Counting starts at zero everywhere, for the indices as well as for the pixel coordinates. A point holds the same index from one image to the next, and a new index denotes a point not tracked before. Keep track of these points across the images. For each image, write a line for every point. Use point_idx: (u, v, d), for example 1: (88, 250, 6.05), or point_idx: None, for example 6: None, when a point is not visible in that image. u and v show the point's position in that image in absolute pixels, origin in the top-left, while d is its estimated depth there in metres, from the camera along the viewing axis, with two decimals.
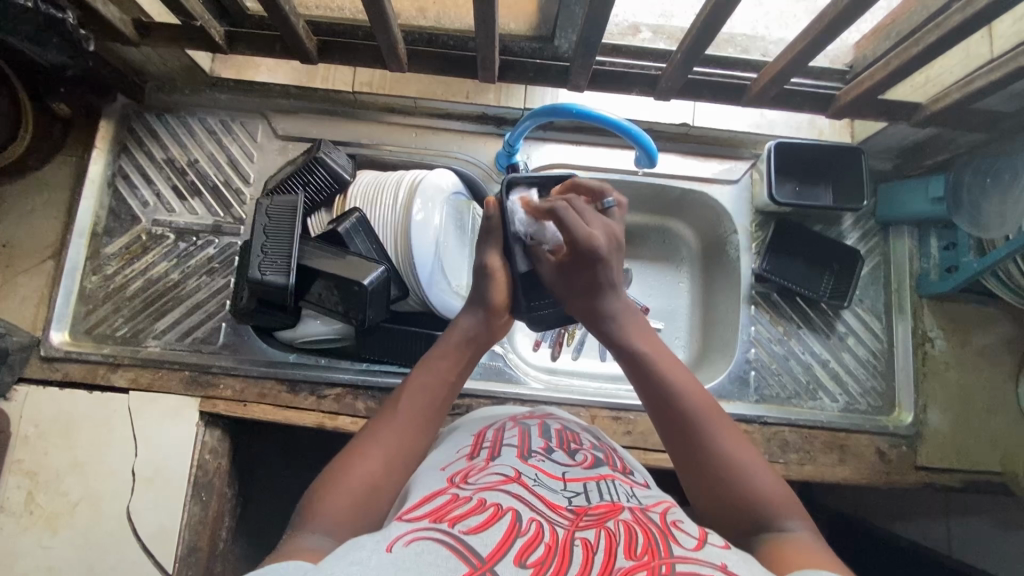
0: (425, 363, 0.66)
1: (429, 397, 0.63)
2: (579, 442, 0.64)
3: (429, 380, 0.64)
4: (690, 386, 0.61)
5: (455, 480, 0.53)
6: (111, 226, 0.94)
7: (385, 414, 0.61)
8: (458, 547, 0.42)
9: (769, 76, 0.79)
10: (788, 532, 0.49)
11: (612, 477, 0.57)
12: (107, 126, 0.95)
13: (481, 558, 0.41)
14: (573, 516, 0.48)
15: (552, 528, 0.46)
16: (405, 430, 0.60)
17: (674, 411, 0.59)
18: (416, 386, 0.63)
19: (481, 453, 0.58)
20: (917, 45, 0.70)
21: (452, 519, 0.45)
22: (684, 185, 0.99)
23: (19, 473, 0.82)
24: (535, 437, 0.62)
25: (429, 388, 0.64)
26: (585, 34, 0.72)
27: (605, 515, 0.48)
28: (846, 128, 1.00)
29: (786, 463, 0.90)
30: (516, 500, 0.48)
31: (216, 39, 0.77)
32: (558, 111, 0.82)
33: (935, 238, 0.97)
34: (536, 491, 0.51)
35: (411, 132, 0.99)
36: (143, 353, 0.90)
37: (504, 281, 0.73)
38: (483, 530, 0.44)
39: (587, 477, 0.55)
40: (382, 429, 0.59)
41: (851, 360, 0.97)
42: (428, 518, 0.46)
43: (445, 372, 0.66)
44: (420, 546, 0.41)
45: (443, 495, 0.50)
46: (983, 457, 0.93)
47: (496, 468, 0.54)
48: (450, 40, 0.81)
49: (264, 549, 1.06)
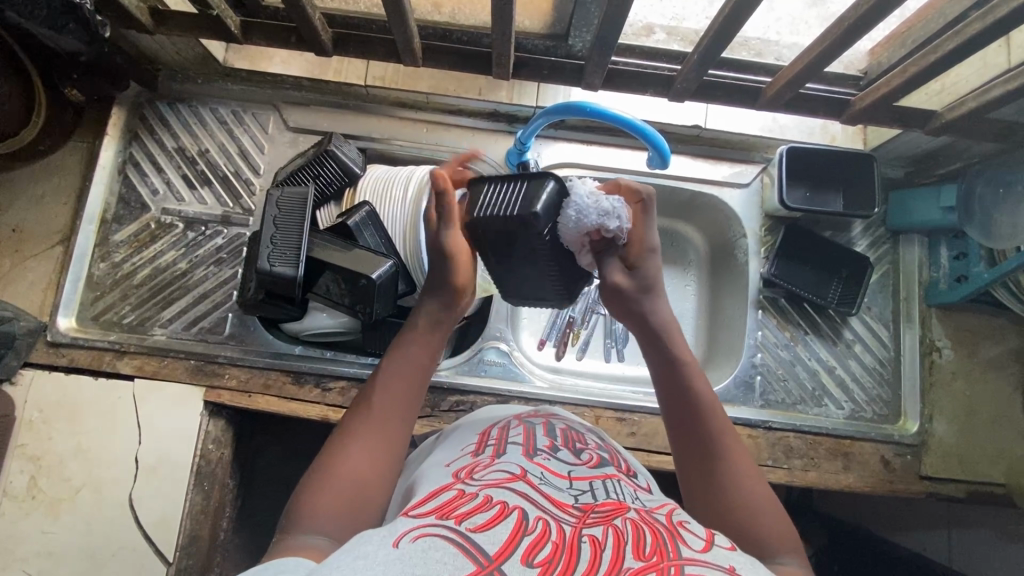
0: (398, 349, 0.64)
1: (406, 384, 0.61)
2: (584, 442, 0.64)
3: (403, 367, 0.62)
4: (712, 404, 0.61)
5: (460, 476, 0.53)
6: (120, 213, 0.94)
7: (364, 404, 0.60)
8: (465, 545, 0.41)
9: (784, 81, 0.79)
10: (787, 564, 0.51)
11: (617, 477, 0.57)
12: (119, 113, 0.95)
13: (488, 556, 0.41)
14: (580, 514, 0.48)
15: (558, 526, 0.45)
16: (388, 423, 0.59)
17: (692, 434, 0.59)
18: (391, 374, 0.62)
19: (486, 450, 0.58)
20: (935, 53, 0.70)
21: (459, 516, 0.45)
22: (694, 188, 0.99)
23: (23, 458, 0.82)
24: (540, 435, 0.62)
25: (404, 374, 0.62)
26: (601, 33, 0.72)
27: (612, 513, 0.48)
28: (858, 134, 1.00)
29: (789, 469, 0.90)
30: (522, 498, 0.48)
31: (232, 29, 0.77)
32: (572, 109, 0.82)
33: (946, 247, 0.96)
34: (542, 489, 0.50)
35: (422, 128, 0.99)
36: (150, 341, 0.90)
37: (468, 261, 0.69)
38: (490, 528, 0.44)
39: (592, 476, 0.55)
40: (359, 425, 0.58)
41: (857, 367, 0.97)
42: (435, 513, 0.46)
43: (422, 354, 0.64)
44: (427, 542, 0.41)
45: (449, 491, 0.50)
46: (987, 468, 0.93)
47: (501, 465, 0.54)
48: (463, 36, 0.81)
49: (264, 542, 1.06)
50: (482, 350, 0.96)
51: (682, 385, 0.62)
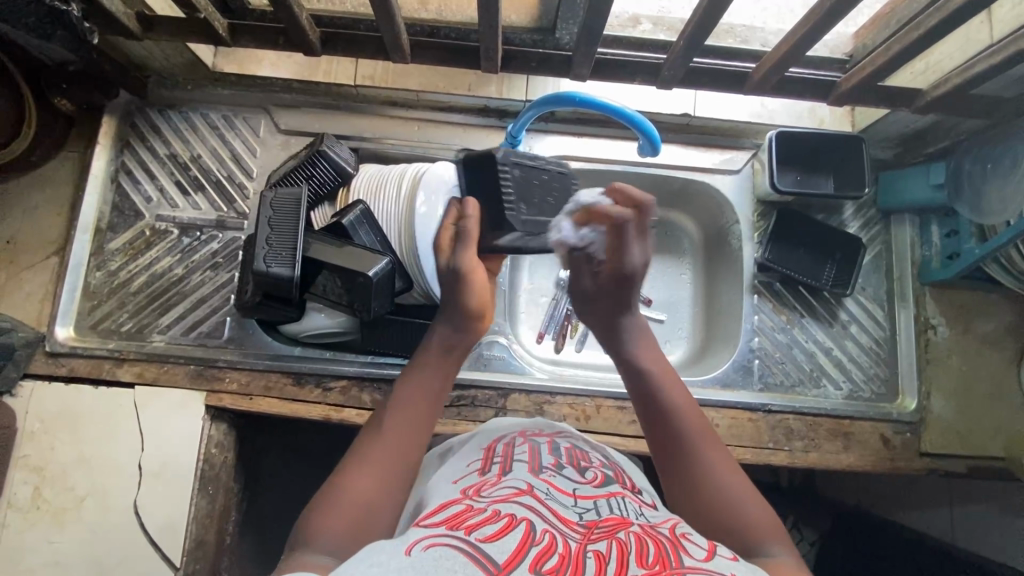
0: (408, 374, 0.66)
1: (414, 406, 0.63)
2: (589, 460, 0.64)
3: (416, 390, 0.64)
4: (687, 403, 0.64)
5: (468, 492, 0.53)
6: (114, 221, 0.94)
7: (371, 433, 0.60)
8: (475, 555, 0.42)
9: (769, 64, 0.79)
10: (774, 554, 0.52)
11: (622, 494, 0.57)
12: (110, 122, 0.95)
13: (497, 565, 0.41)
14: (584, 530, 0.48)
15: (564, 539, 0.45)
16: (394, 444, 0.59)
17: (666, 428, 0.62)
18: (400, 400, 0.63)
19: (493, 468, 0.58)
20: (918, 29, 0.70)
21: (468, 528, 0.45)
22: (684, 175, 1.00)
23: (26, 469, 0.82)
24: (545, 453, 0.62)
25: (416, 395, 0.63)
26: (588, 24, 0.72)
27: (615, 527, 0.48)
28: (846, 116, 1.01)
29: (791, 451, 0.91)
30: (529, 511, 0.48)
31: (220, 32, 0.77)
32: (562, 99, 0.82)
33: (937, 226, 0.97)
34: (549, 504, 0.51)
35: (414, 126, 0.99)
36: (149, 347, 0.90)
37: (480, 280, 0.72)
38: (499, 539, 0.44)
39: (596, 494, 0.55)
40: (368, 447, 0.58)
41: (853, 348, 0.98)
42: (445, 525, 0.46)
43: (431, 383, 0.65)
44: (438, 551, 0.42)
45: (457, 506, 0.50)
46: (985, 443, 0.93)
47: (509, 482, 0.54)
48: (451, 32, 0.81)
49: (271, 546, 1.06)
50: (481, 345, 0.96)
51: (654, 405, 0.64)
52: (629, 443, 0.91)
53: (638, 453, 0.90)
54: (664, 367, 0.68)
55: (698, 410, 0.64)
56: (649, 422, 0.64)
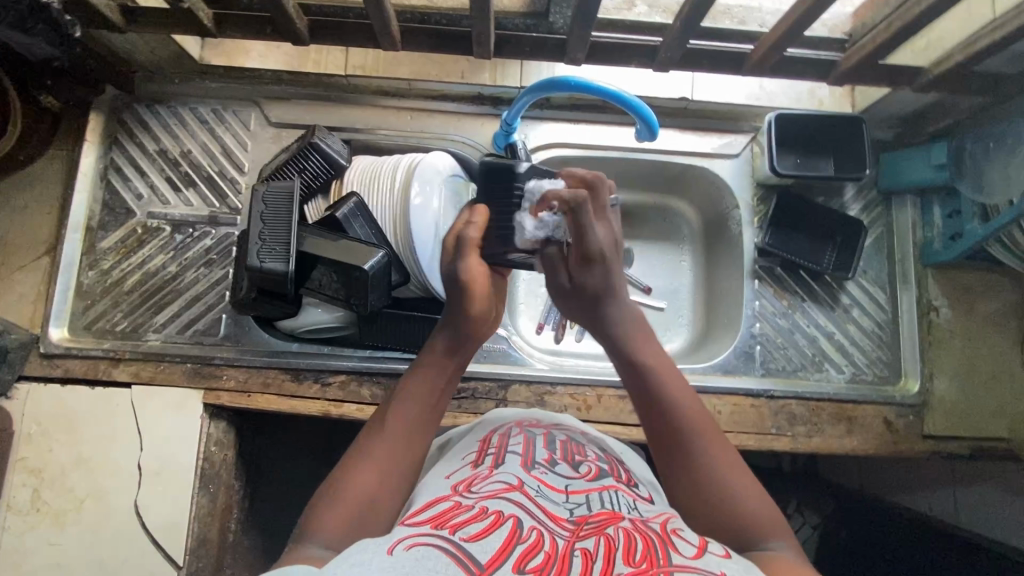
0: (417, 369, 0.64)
1: (419, 403, 0.60)
2: (585, 454, 0.62)
3: (423, 387, 0.62)
4: (684, 398, 0.61)
5: (458, 487, 0.52)
6: (105, 220, 0.93)
7: (375, 429, 0.59)
8: (458, 555, 0.41)
9: (768, 44, 0.77)
10: (775, 553, 0.51)
11: (615, 488, 0.55)
12: (97, 118, 0.93)
13: (480, 564, 0.40)
14: (574, 526, 0.47)
15: (552, 537, 0.45)
16: (399, 444, 0.57)
17: (663, 423, 0.60)
18: (406, 397, 0.61)
19: (485, 460, 0.58)
20: (919, 5, 0.69)
21: (453, 526, 0.45)
22: (683, 160, 0.98)
23: (24, 472, 0.82)
24: (540, 446, 0.61)
25: (419, 393, 0.61)
26: (581, 5, 0.71)
27: (605, 523, 0.48)
28: (846, 97, 0.99)
29: (793, 436, 0.90)
30: (517, 508, 0.48)
31: (205, 22, 0.75)
32: (556, 84, 0.80)
33: (937, 206, 0.96)
34: (538, 501, 0.50)
35: (407, 116, 0.97)
36: (145, 346, 0.89)
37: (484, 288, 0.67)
38: (483, 537, 0.43)
39: (589, 489, 0.54)
40: (371, 444, 0.57)
41: (856, 332, 0.97)
42: (430, 523, 0.45)
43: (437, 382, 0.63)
44: (421, 551, 0.41)
45: (445, 503, 0.49)
46: (990, 424, 0.93)
47: (500, 476, 0.53)
48: (441, 18, 0.79)
49: (274, 542, 1.06)
50: None
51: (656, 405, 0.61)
52: (632, 432, 0.90)
53: (640, 441, 0.90)
54: (664, 362, 0.64)
55: (702, 407, 0.61)
56: (650, 421, 0.61)
